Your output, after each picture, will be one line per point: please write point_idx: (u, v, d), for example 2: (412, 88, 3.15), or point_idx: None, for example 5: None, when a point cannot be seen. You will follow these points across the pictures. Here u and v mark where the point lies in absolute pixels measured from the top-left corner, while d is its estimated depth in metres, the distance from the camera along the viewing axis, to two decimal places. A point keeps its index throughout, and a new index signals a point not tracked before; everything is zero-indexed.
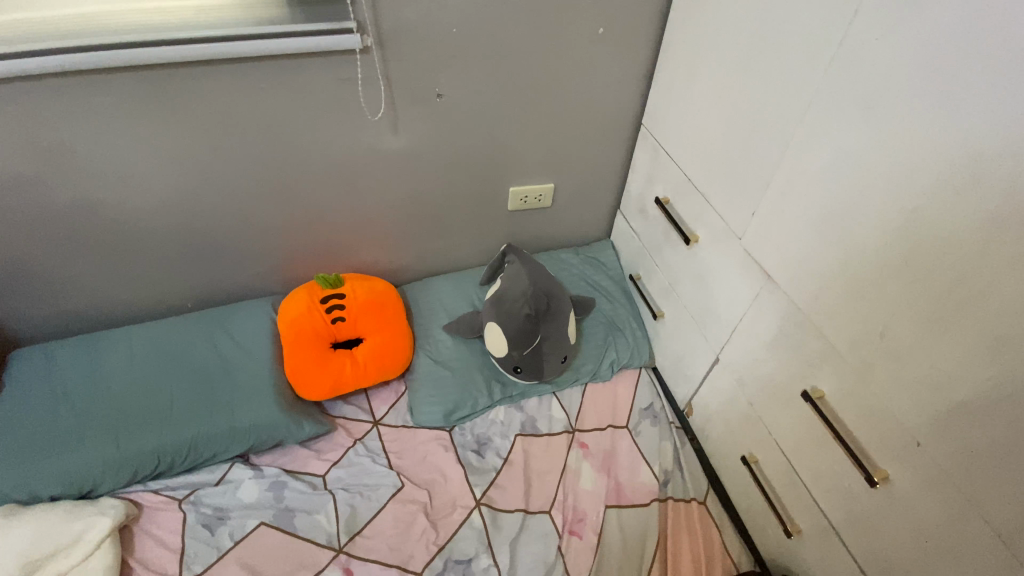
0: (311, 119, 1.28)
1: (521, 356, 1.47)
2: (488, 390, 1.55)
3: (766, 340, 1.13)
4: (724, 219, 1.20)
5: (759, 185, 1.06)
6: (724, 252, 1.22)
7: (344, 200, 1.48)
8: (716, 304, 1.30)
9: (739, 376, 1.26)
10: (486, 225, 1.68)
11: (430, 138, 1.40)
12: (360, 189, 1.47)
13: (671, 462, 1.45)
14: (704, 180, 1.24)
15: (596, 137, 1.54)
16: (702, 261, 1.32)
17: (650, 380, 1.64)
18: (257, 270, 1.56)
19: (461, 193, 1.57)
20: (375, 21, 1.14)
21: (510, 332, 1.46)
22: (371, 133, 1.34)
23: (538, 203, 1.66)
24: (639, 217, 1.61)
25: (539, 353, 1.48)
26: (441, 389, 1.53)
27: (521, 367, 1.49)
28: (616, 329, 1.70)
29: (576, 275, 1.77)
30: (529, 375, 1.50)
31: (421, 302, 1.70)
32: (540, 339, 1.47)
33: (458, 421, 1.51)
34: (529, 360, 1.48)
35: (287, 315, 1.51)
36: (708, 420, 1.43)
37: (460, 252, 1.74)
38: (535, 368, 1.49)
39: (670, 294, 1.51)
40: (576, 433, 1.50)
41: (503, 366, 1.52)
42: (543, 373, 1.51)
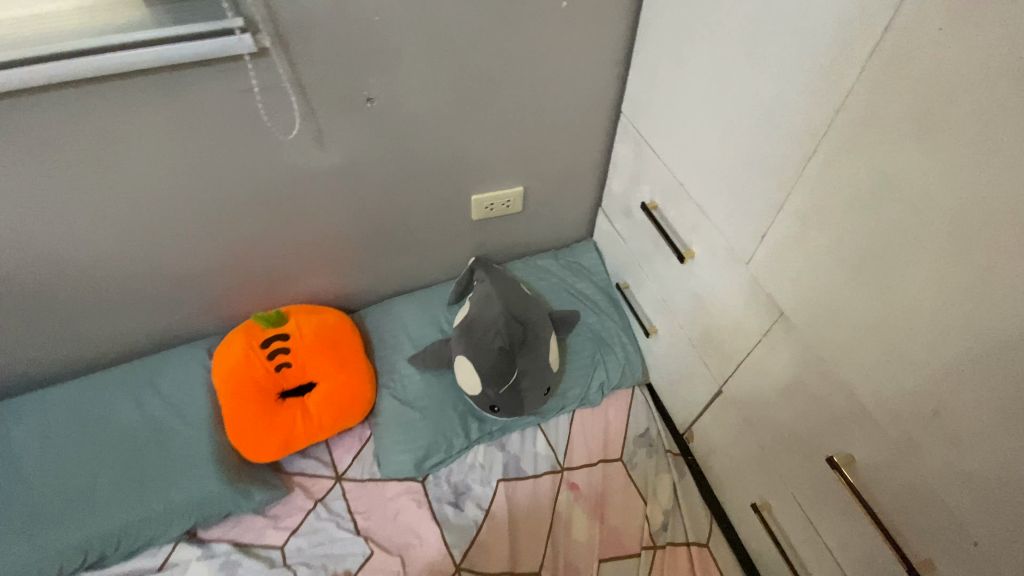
0: (215, 142, 1.03)
1: (498, 394, 1.28)
2: (464, 430, 1.37)
3: (780, 383, 0.95)
4: (726, 237, 0.99)
5: (771, 203, 0.85)
6: (727, 276, 1.02)
7: (275, 228, 1.25)
8: (717, 331, 1.10)
9: (746, 414, 1.09)
10: (450, 237, 1.46)
11: (368, 150, 1.16)
12: (293, 214, 1.23)
13: (671, 500, 1.31)
14: (701, 188, 1.02)
15: (569, 131, 1.30)
16: (698, 280, 1.12)
17: (645, 400, 1.47)
18: (186, 313, 1.34)
19: (415, 206, 1.34)
20: (269, 17, 0.88)
21: (484, 370, 1.27)
22: (294, 152, 1.10)
23: (507, 209, 1.43)
24: (624, 220, 1.39)
25: (518, 390, 1.28)
26: (411, 434, 1.35)
27: (498, 405, 1.30)
28: (604, 345, 1.51)
29: (557, 285, 1.57)
30: (507, 413, 1.32)
31: (383, 329, 1.50)
32: (517, 374, 1.27)
33: (432, 468, 1.34)
34: (507, 399, 1.28)
35: (223, 367, 1.30)
36: (712, 452, 1.27)
37: (423, 268, 1.53)
38: (513, 406, 1.30)
39: (662, 311, 1.32)
40: (565, 473, 1.35)
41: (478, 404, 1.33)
42: (524, 410, 1.32)
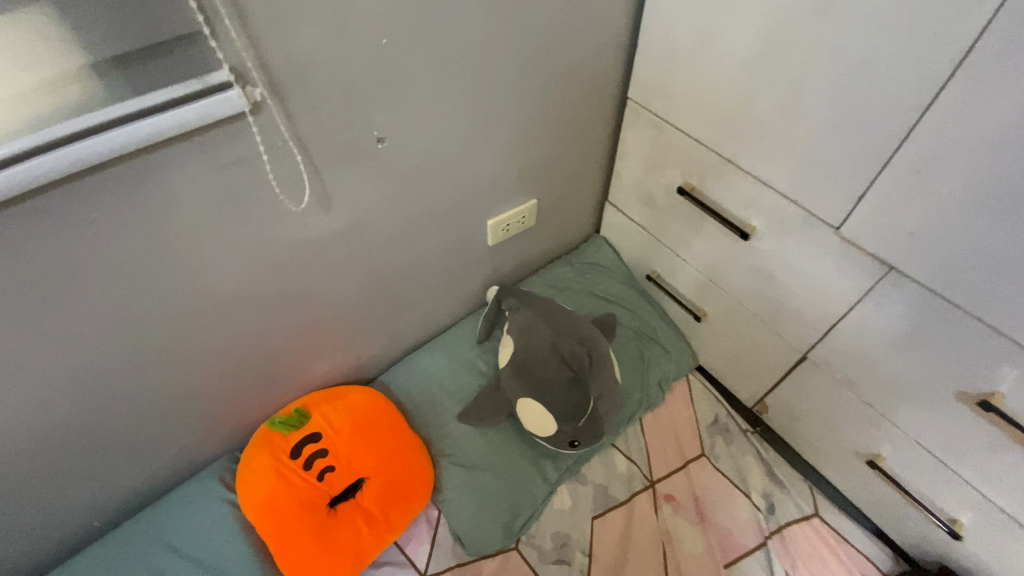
0: (201, 233, 0.80)
1: (577, 427, 1.17)
2: (542, 474, 1.25)
3: (891, 337, 0.92)
4: (801, 205, 0.94)
5: (869, 160, 0.81)
6: (804, 243, 0.97)
7: (280, 315, 1.03)
8: (794, 301, 1.06)
9: (841, 375, 1.06)
10: (465, 271, 1.31)
11: (379, 198, 0.98)
12: (298, 293, 1.02)
13: (768, 479, 1.26)
14: (759, 160, 0.96)
15: (575, 128, 1.20)
16: (761, 255, 1.07)
17: (702, 385, 1.43)
18: (185, 443, 1.09)
19: (429, 246, 1.17)
20: (260, 63, 0.68)
21: (559, 404, 1.15)
22: (296, 221, 0.89)
23: (522, 226, 1.30)
24: (644, 209, 1.32)
25: (597, 417, 1.17)
26: (489, 499, 1.20)
27: (577, 438, 1.18)
28: (649, 339, 1.44)
29: (581, 293, 1.48)
30: (587, 443, 1.21)
31: (415, 390, 1.32)
32: (593, 399, 1.17)
33: (522, 529, 1.20)
34: (587, 430, 1.17)
35: (254, 496, 1.06)
36: (795, 420, 1.24)
37: (440, 311, 1.36)
38: (593, 435, 1.19)
39: (710, 292, 1.27)
40: (656, 485, 1.26)
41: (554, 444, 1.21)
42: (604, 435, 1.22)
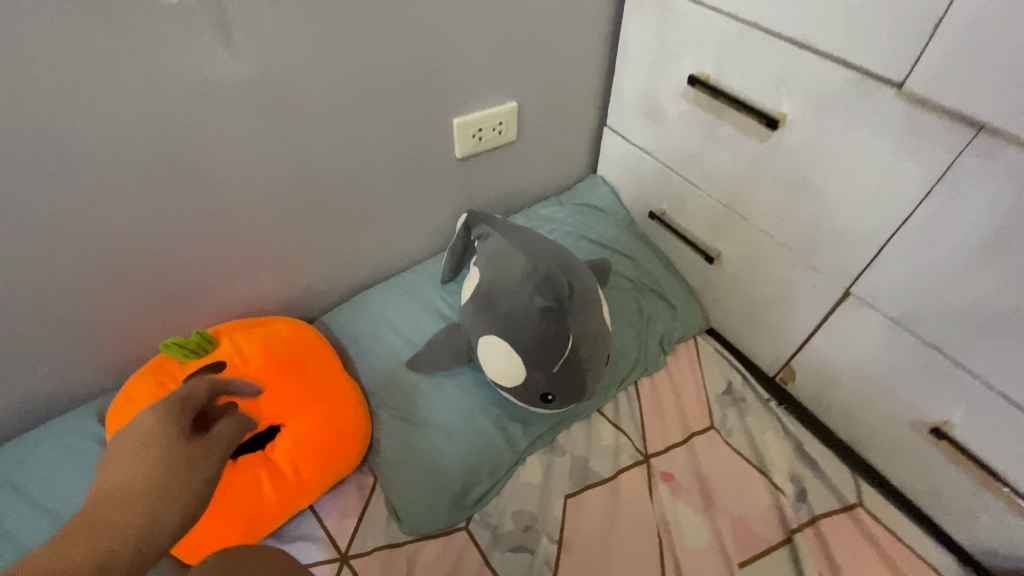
0: (39, 36, 0.61)
1: (552, 375, 0.92)
2: (508, 439, 0.98)
3: (972, 241, 0.68)
4: (850, 64, 0.71)
5: None
6: (853, 122, 0.74)
7: (174, 198, 0.82)
8: (835, 211, 0.82)
9: (897, 312, 0.81)
10: (428, 190, 1.09)
11: (302, 49, 0.77)
12: (200, 171, 0.81)
13: (795, 460, 1.00)
14: (794, 13, 0.74)
15: (567, 12, 0.99)
16: (792, 153, 0.83)
17: (714, 348, 1.17)
18: (56, 359, 0.88)
19: (379, 141, 0.95)
20: None
21: (533, 344, 0.90)
22: (182, 50, 0.69)
23: (498, 137, 1.08)
24: (646, 125, 1.09)
25: (579, 366, 0.92)
26: (437, 464, 0.95)
27: (551, 391, 0.93)
28: (650, 291, 1.19)
29: (572, 234, 1.23)
30: (565, 400, 0.95)
31: (361, 331, 1.09)
32: (575, 344, 0.91)
33: (476, 506, 0.93)
34: (565, 381, 0.92)
35: (126, 430, 0.82)
36: (831, 385, 0.98)
37: (398, 241, 1.14)
38: (573, 389, 0.94)
39: (727, 223, 1.03)
40: (651, 461, 0.99)
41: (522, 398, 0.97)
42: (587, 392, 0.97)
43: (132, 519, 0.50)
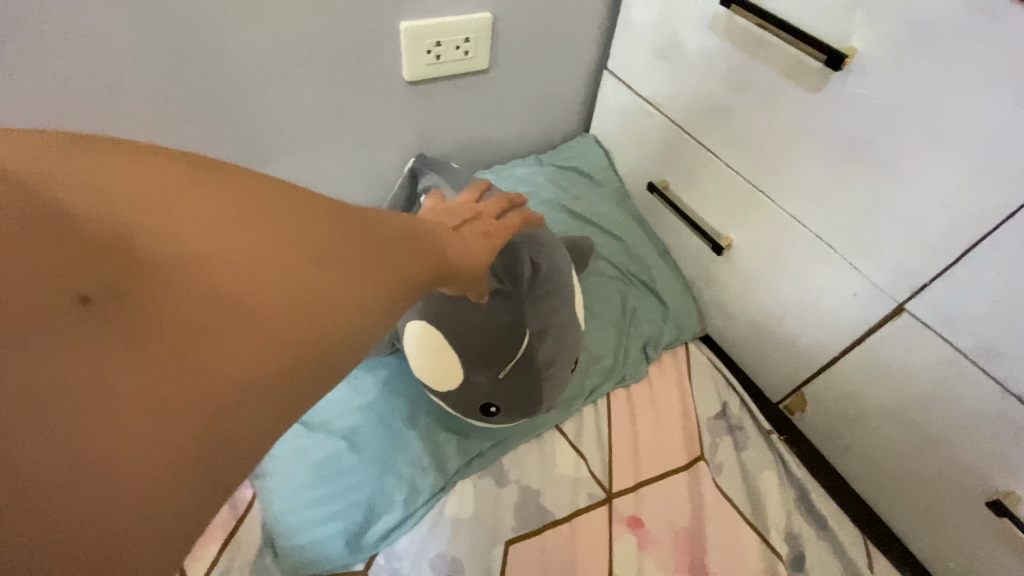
0: None
1: (497, 381, 0.69)
2: (435, 455, 0.75)
3: None
4: None
5: None
6: (959, 61, 0.50)
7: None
8: (906, 194, 0.59)
9: (970, 340, 0.59)
10: (367, 122, 0.83)
11: None
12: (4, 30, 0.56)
13: (797, 513, 0.79)
14: None
15: None
16: (855, 109, 0.60)
17: (710, 361, 0.95)
18: None
19: (294, 38, 0.70)
20: None
21: (475, 340, 0.66)
22: None
23: (463, 62, 0.83)
24: (657, 68, 0.85)
25: (534, 374, 0.69)
26: (336, 482, 0.72)
27: (493, 402, 0.70)
28: (638, 282, 0.96)
29: (549, 202, 0.99)
30: (513, 416, 0.72)
31: None
32: (531, 344, 0.67)
33: (382, 542, 0.70)
34: (513, 391, 0.69)
35: None
36: (854, 422, 0.77)
37: (324, 187, 0.88)
38: (522, 402, 0.71)
39: (746, 204, 0.79)
40: (615, 500, 0.77)
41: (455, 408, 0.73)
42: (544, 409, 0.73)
43: (410, 277, 0.38)
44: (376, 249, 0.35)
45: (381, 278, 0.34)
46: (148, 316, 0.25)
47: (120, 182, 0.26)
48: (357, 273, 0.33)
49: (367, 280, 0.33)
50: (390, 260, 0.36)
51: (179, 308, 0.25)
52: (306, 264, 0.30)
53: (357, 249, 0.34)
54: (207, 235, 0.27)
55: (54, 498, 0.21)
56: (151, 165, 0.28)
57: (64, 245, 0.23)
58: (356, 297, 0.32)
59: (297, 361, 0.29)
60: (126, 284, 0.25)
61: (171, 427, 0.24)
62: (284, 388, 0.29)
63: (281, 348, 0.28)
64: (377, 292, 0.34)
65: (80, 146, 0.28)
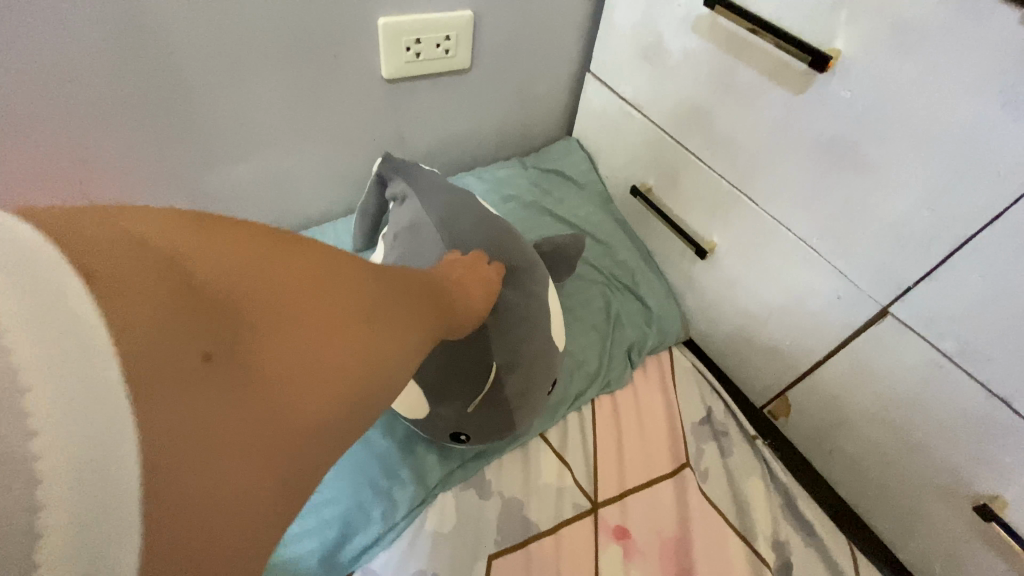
0: None
1: (466, 411, 0.66)
2: (414, 468, 0.72)
3: None
4: None
5: None
6: (946, 63, 0.50)
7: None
8: (891, 198, 0.59)
9: (955, 343, 0.59)
10: (343, 120, 0.80)
11: None
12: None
13: (783, 520, 0.78)
14: None
15: None
16: (840, 111, 0.60)
17: (693, 366, 0.94)
18: None
19: (267, 32, 0.66)
20: None
21: (444, 365, 0.64)
22: None
23: (443, 60, 0.81)
24: (640, 69, 0.84)
25: (505, 401, 0.67)
26: (310, 498, 0.68)
27: (462, 431, 0.68)
28: (622, 287, 0.95)
29: (531, 205, 0.98)
30: (485, 441, 0.70)
31: None
32: (500, 373, 0.65)
33: (359, 561, 0.67)
34: (483, 419, 0.67)
35: None
36: (839, 427, 0.77)
37: (297, 187, 0.85)
38: (493, 429, 0.68)
39: (731, 208, 0.79)
40: (601, 511, 0.75)
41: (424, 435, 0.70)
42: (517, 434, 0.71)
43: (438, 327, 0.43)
44: (414, 305, 0.40)
45: (420, 331, 0.39)
46: (257, 371, 0.29)
47: (224, 254, 0.31)
48: (403, 328, 0.37)
49: (412, 334, 0.38)
50: (424, 313, 0.41)
51: (271, 364, 0.30)
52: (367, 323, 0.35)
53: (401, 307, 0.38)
54: (293, 299, 0.32)
55: (190, 515, 0.25)
56: (244, 237, 0.33)
57: (191, 305, 0.28)
58: (404, 351, 0.37)
59: (356, 409, 0.34)
60: (237, 340, 0.29)
61: (271, 461, 0.29)
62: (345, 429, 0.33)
63: (345, 397, 0.33)
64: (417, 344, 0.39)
65: (184, 216, 0.31)
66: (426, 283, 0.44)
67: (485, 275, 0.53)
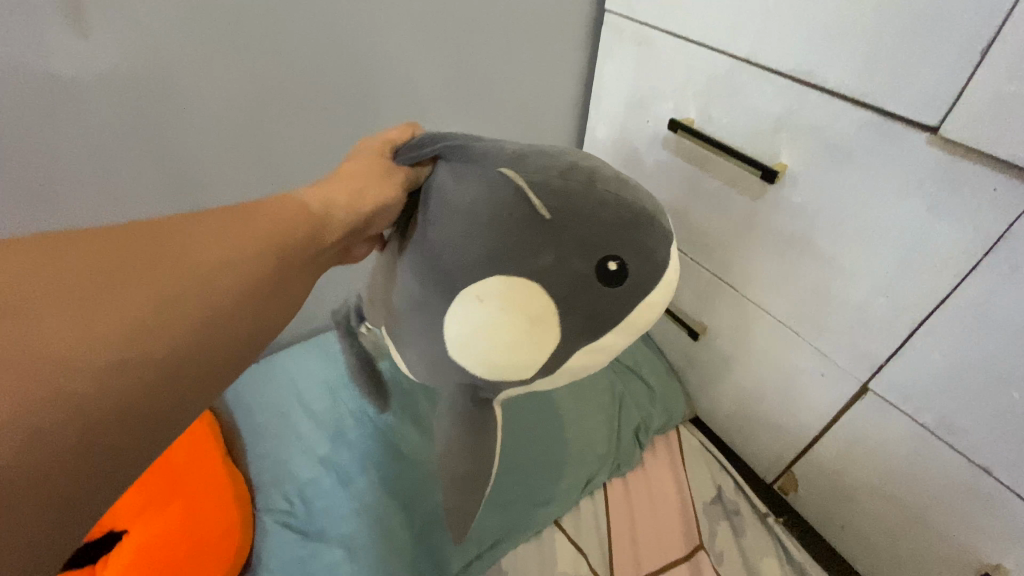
0: None
1: (575, 241, 0.44)
2: (434, 559, 0.75)
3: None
4: (868, 103, 0.57)
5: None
6: (870, 173, 0.59)
7: (15, 213, 0.67)
8: (849, 284, 0.66)
9: (932, 416, 0.63)
10: None
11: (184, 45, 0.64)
12: (49, 179, 0.67)
13: None
14: (792, 40, 0.61)
15: (535, 43, 0.87)
16: (793, 212, 0.69)
17: (701, 443, 0.97)
18: None
19: None
20: None
21: (518, 217, 0.44)
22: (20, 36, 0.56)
23: None
24: None
25: (613, 204, 0.45)
26: None
27: (617, 257, 0.45)
28: (624, 369, 1.01)
29: None
30: (644, 285, 0.47)
31: (264, 404, 0.89)
32: (566, 178, 0.45)
33: None
34: (614, 235, 0.45)
35: None
36: (846, 500, 0.78)
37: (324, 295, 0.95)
38: (639, 254, 0.46)
39: (715, 294, 0.86)
40: None
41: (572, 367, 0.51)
42: (661, 237, 0.48)
43: (253, 262, 0.38)
44: (202, 243, 0.36)
45: (198, 267, 0.35)
46: None
47: None
48: (160, 272, 0.33)
49: (195, 267, 0.35)
50: (211, 249, 0.36)
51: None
52: (89, 287, 0.31)
53: (173, 250, 0.35)
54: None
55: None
56: None
57: None
58: (176, 297, 0.33)
59: (132, 352, 0.30)
60: None
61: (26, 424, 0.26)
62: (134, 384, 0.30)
63: (98, 339, 0.29)
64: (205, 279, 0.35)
65: None
66: (231, 216, 0.40)
67: (336, 185, 0.48)
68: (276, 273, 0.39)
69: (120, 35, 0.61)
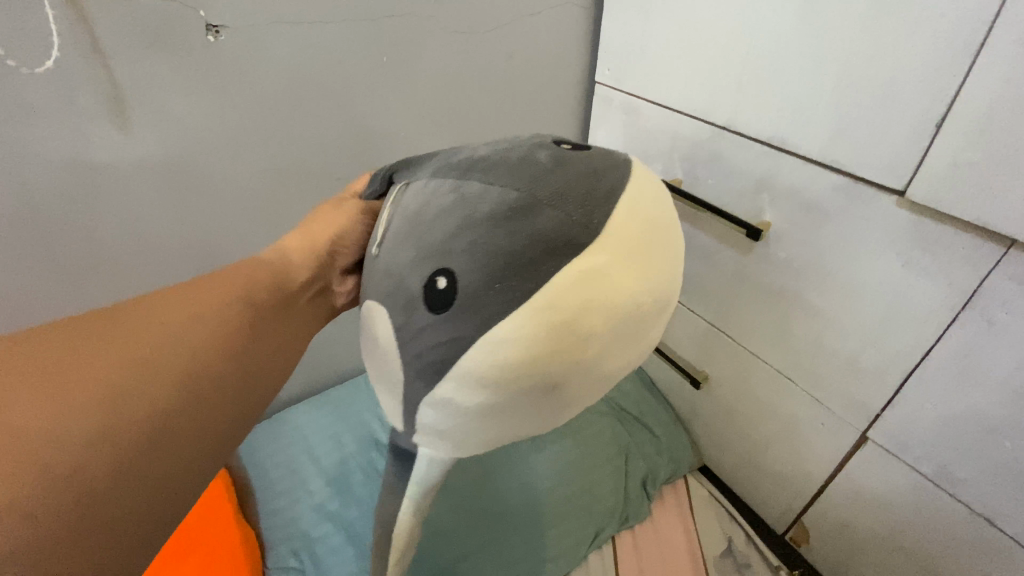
0: None
1: (476, 213, 0.36)
2: None
3: (1010, 385, 0.53)
4: (839, 169, 0.60)
5: (929, 61, 0.50)
6: (848, 232, 0.63)
7: (55, 291, 0.72)
8: (838, 335, 0.68)
9: (930, 466, 0.63)
10: None
11: (211, 133, 0.71)
12: (87, 259, 0.72)
13: None
14: (766, 112, 0.66)
15: (532, 113, 0.94)
16: (781, 267, 0.72)
17: (709, 493, 0.96)
18: None
19: None
20: None
21: (385, 252, 0.41)
22: (71, 134, 0.63)
23: None
24: None
25: (471, 202, 0.36)
26: None
27: (447, 272, 0.35)
28: (629, 418, 1.02)
29: None
30: (512, 292, 0.34)
31: (278, 460, 0.92)
32: (433, 179, 0.40)
33: None
34: (454, 238, 0.36)
35: None
36: (857, 551, 0.78)
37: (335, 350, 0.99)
38: (482, 258, 0.35)
39: (713, 343, 0.88)
40: None
41: (512, 369, 0.34)
42: (562, 227, 0.35)
43: (252, 309, 0.42)
44: (202, 295, 0.41)
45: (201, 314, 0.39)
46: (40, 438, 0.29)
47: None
48: (142, 335, 0.36)
49: (203, 313, 0.39)
50: (205, 302, 0.40)
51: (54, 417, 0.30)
52: (60, 362, 0.32)
53: (179, 303, 0.39)
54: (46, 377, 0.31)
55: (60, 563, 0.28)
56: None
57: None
58: (197, 339, 0.38)
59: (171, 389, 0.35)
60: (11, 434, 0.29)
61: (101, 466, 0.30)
62: (129, 439, 0.32)
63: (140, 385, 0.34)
64: (177, 335, 0.37)
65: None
66: (222, 273, 0.44)
67: (293, 239, 0.49)
68: (268, 316, 0.43)
69: (156, 127, 0.67)
